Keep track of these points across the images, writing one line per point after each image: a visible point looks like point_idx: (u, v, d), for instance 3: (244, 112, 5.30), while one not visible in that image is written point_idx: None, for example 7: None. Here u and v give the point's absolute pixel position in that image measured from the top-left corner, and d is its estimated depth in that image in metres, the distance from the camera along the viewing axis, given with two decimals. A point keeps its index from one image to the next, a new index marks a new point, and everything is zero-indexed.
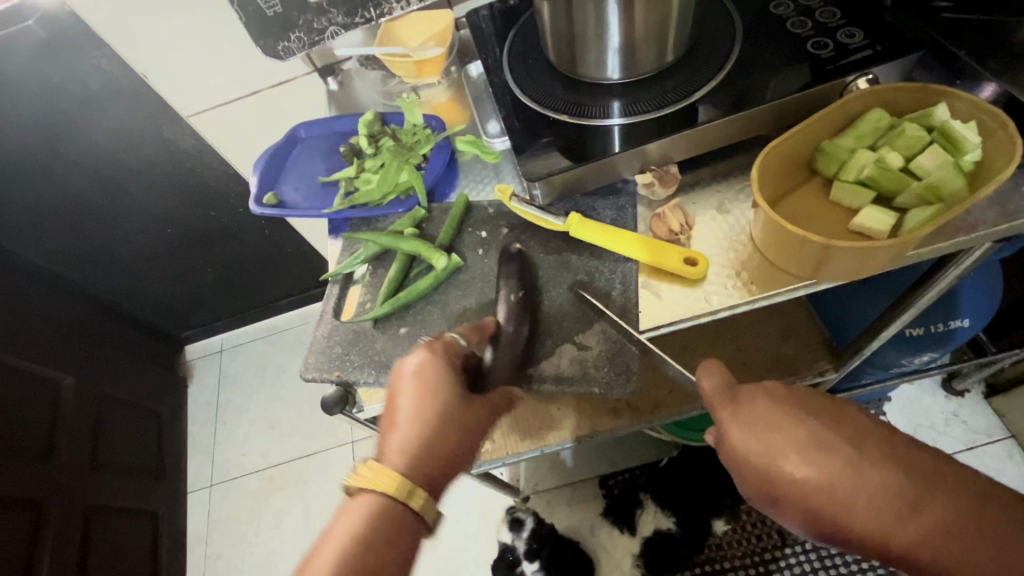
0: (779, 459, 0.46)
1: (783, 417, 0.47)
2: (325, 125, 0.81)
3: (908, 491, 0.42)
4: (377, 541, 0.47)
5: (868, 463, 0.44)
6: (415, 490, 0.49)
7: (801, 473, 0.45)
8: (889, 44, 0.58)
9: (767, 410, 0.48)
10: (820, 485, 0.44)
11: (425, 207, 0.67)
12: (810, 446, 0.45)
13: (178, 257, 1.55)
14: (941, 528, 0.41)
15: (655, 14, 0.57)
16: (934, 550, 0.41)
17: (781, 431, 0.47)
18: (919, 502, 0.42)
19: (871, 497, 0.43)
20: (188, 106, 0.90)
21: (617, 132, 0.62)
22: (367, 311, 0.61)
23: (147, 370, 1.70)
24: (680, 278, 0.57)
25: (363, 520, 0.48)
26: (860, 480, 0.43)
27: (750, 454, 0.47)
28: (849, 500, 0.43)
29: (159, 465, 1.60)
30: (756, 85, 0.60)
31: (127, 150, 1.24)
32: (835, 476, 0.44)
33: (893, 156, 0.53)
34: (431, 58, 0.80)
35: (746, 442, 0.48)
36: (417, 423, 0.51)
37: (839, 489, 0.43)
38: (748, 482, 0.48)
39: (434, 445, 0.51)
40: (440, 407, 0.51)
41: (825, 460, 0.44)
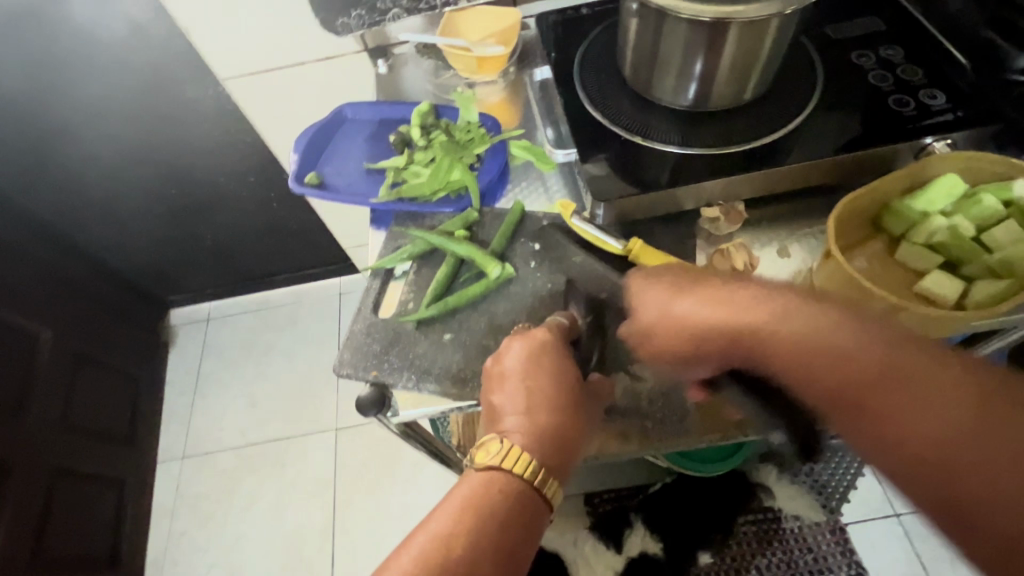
0: (673, 300, 0.51)
1: (682, 266, 0.53)
2: (373, 109, 0.77)
3: (774, 302, 0.47)
4: (499, 514, 0.44)
5: (744, 290, 0.49)
6: (541, 471, 0.47)
7: (693, 309, 0.50)
8: (970, 111, 0.58)
9: (673, 265, 0.53)
10: (711, 314, 0.49)
11: (477, 210, 0.66)
12: (700, 283, 0.51)
13: (178, 219, 1.49)
14: (811, 334, 0.45)
15: (747, 48, 0.55)
16: (808, 350, 0.45)
17: (672, 279, 0.52)
18: (792, 315, 0.46)
19: (750, 314, 0.48)
20: (226, 68, 0.85)
21: (687, 162, 0.60)
22: (410, 312, 0.59)
23: (130, 331, 1.63)
24: None
25: (489, 493, 0.45)
26: (745, 302, 0.48)
27: (652, 299, 0.52)
28: (736, 320, 0.48)
29: (130, 432, 1.53)
30: (831, 135, 0.60)
31: (143, 101, 1.18)
32: (715, 300, 0.49)
33: (966, 224, 0.53)
34: (491, 56, 0.77)
35: (649, 291, 0.53)
36: (536, 411, 0.50)
37: (727, 313, 0.48)
38: (651, 331, 0.53)
39: (552, 430, 0.50)
40: (558, 397, 0.51)
41: (709, 290, 0.50)
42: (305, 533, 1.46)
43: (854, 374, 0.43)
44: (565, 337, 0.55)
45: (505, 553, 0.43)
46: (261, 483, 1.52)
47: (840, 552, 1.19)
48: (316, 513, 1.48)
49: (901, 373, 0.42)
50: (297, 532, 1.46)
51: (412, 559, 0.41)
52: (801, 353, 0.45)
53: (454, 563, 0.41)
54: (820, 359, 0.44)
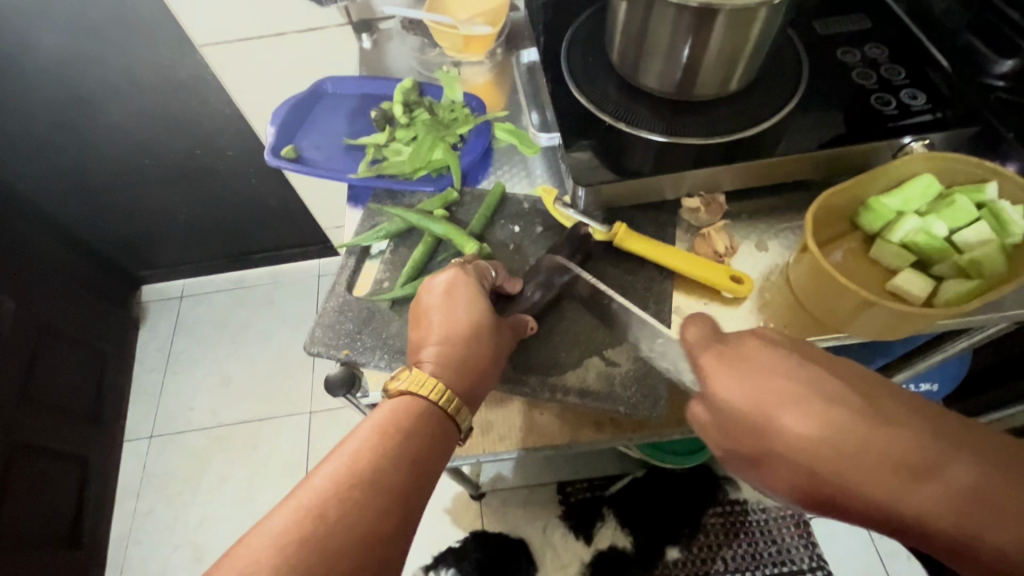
0: (756, 413, 0.41)
1: (785, 365, 0.42)
2: (355, 84, 0.75)
3: (915, 450, 0.36)
4: (411, 435, 0.44)
5: (870, 418, 0.38)
6: (450, 395, 0.47)
7: (802, 427, 0.39)
8: (948, 113, 0.59)
9: (768, 361, 0.43)
10: (821, 439, 0.38)
11: (458, 191, 0.65)
12: (794, 392, 0.40)
13: (152, 192, 1.45)
14: (961, 500, 0.35)
15: (735, 37, 0.55)
16: (923, 495, 0.35)
17: (777, 377, 0.42)
18: (904, 444, 0.37)
19: (878, 458, 0.37)
20: (204, 34, 0.82)
21: (670, 150, 0.60)
22: (385, 290, 0.58)
23: (99, 306, 1.58)
24: (722, 297, 0.57)
25: (400, 416, 0.45)
26: (873, 436, 0.37)
27: (743, 404, 0.42)
28: (855, 458, 0.37)
29: (96, 409, 1.49)
30: (813, 130, 0.60)
31: (117, 66, 1.14)
32: (814, 422, 0.39)
33: (938, 224, 0.54)
34: (478, 35, 0.76)
35: (738, 391, 0.43)
36: (449, 340, 0.50)
37: (840, 445, 0.38)
38: (731, 439, 0.43)
39: (465, 359, 0.49)
40: (473, 329, 0.50)
41: (827, 410, 0.39)
42: None
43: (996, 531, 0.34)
44: (488, 278, 0.54)
45: (418, 470, 0.43)
46: (232, 464, 1.50)
47: (802, 545, 1.21)
48: None
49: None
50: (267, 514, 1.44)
51: (325, 480, 0.41)
52: (918, 500, 0.35)
53: (368, 480, 0.41)
54: (941, 506, 0.35)
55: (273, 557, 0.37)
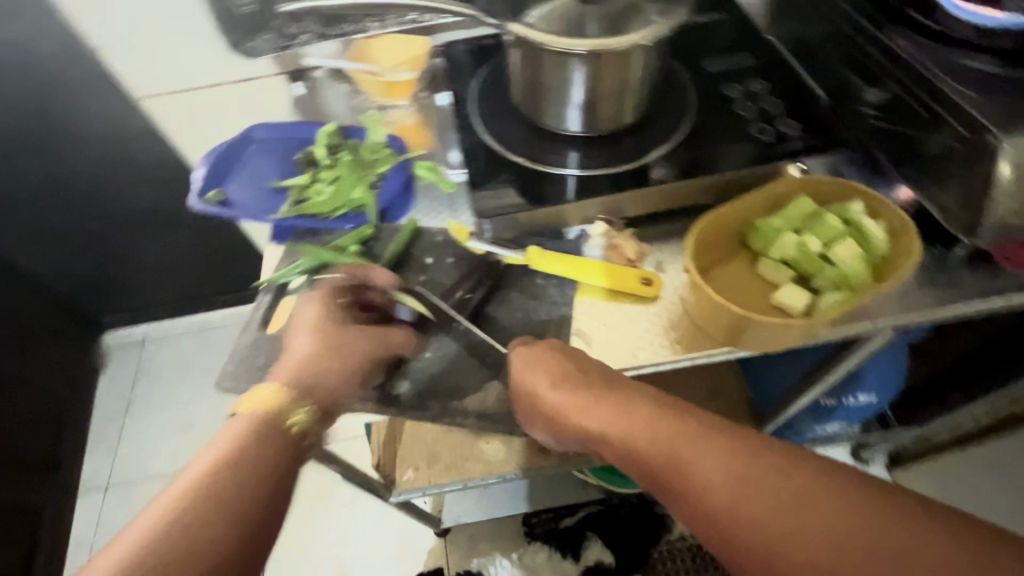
0: (532, 393, 0.55)
1: (553, 354, 0.55)
2: (285, 129, 0.79)
3: (595, 403, 0.51)
4: (261, 437, 0.47)
5: (585, 390, 0.52)
6: (292, 402, 0.50)
7: (547, 394, 0.54)
8: (821, 139, 0.63)
9: (547, 349, 0.55)
10: (554, 402, 0.54)
11: (374, 226, 0.67)
12: (547, 375, 0.54)
13: (110, 238, 1.46)
14: (627, 435, 0.48)
15: (617, 77, 0.60)
16: (622, 437, 0.49)
17: (546, 362, 0.54)
18: (598, 407, 0.51)
19: (586, 409, 0.52)
20: (140, 85, 0.85)
21: (570, 182, 0.64)
22: (296, 326, 0.60)
23: (59, 354, 1.56)
24: (636, 298, 0.61)
25: (248, 424, 0.48)
26: (581, 401, 0.52)
27: (518, 380, 0.56)
28: (571, 415, 0.53)
29: (50, 460, 1.46)
30: (703, 158, 0.64)
31: (72, 118, 1.18)
32: (561, 396, 0.53)
33: (813, 241, 0.57)
34: (402, 81, 0.81)
35: (521, 367, 0.55)
36: (306, 354, 0.54)
37: (563, 407, 0.53)
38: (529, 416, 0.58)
39: (322, 369, 0.54)
40: (311, 345, 0.54)
41: (560, 385, 0.53)
42: None
43: (665, 463, 0.45)
44: (338, 288, 0.60)
45: (271, 465, 0.46)
46: None
47: None
48: None
49: (705, 472, 0.43)
50: None
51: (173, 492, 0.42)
52: (618, 439, 0.49)
53: (220, 479, 0.43)
54: (632, 446, 0.48)
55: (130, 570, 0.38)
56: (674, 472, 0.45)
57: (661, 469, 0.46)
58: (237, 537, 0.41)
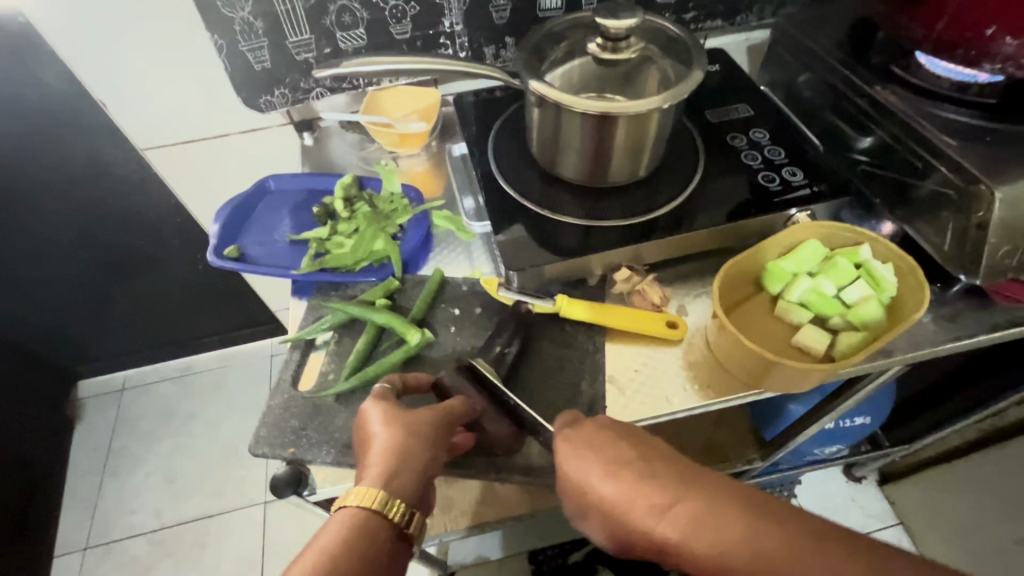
0: (585, 486, 0.51)
1: (605, 437, 0.52)
2: (299, 180, 0.79)
3: (659, 496, 0.48)
4: (374, 550, 0.47)
5: (644, 476, 0.50)
6: (397, 505, 0.49)
7: (606, 487, 0.50)
8: (824, 186, 0.67)
9: (595, 429, 0.53)
10: (611, 494, 0.50)
11: (399, 278, 0.68)
12: (599, 465, 0.51)
13: (91, 286, 1.41)
14: (708, 533, 0.45)
15: (635, 133, 0.62)
16: (691, 533, 0.46)
17: (600, 451, 0.51)
18: (665, 496, 0.48)
19: (649, 501, 0.49)
20: (145, 139, 0.85)
21: (591, 232, 0.66)
22: (329, 384, 0.59)
23: (32, 407, 1.48)
24: (663, 340, 0.63)
25: (356, 532, 0.47)
26: (643, 491, 0.49)
27: (567, 470, 0.52)
28: (632, 508, 0.49)
29: (23, 523, 1.36)
30: (715, 206, 0.67)
31: (57, 166, 1.14)
32: (619, 490, 0.50)
33: (828, 284, 0.61)
34: (414, 132, 0.81)
35: (569, 460, 0.52)
36: (395, 453, 0.50)
37: (623, 501, 0.49)
38: (577, 510, 0.53)
39: (414, 468, 0.51)
40: (403, 444, 0.51)
41: (621, 474, 0.50)
42: None
43: (748, 559, 0.44)
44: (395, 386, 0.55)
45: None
46: (178, 570, 1.39)
47: None
48: None
49: (797, 565, 0.42)
50: None
51: None
52: (694, 544, 0.46)
53: None
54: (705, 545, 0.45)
55: None
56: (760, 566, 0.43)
57: (758, 570, 0.43)
58: None
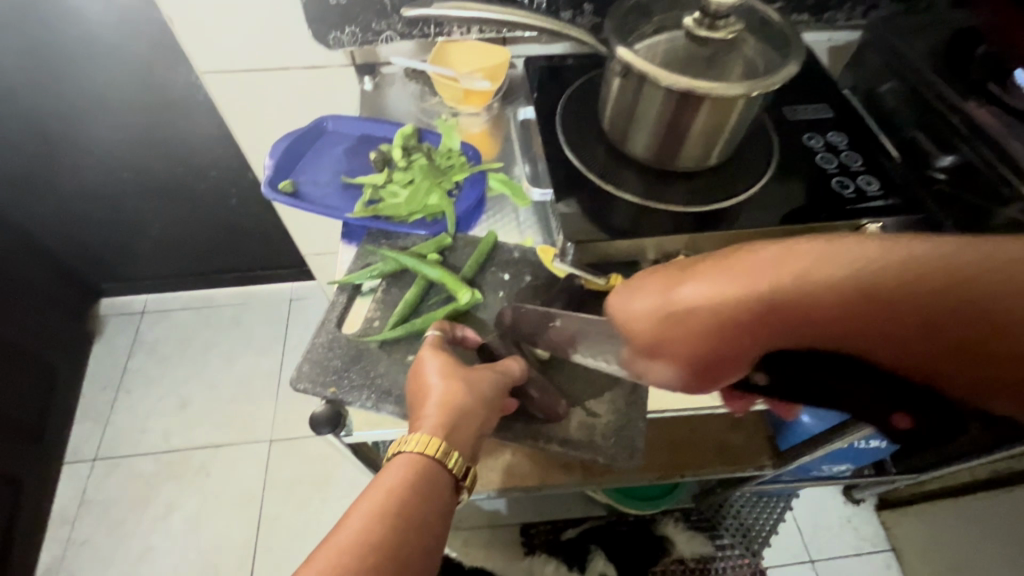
0: (667, 312, 0.42)
1: (659, 270, 0.44)
2: (357, 124, 0.78)
3: (756, 273, 0.39)
4: (434, 491, 0.46)
5: (723, 267, 0.40)
6: (452, 454, 0.48)
7: (697, 297, 0.40)
8: (899, 200, 0.65)
9: (650, 273, 0.44)
10: (706, 304, 0.40)
11: (451, 235, 0.68)
12: (664, 286, 0.42)
13: (126, 206, 1.40)
14: (831, 288, 0.37)
15: (716, 117, 0.60)
16: (816, 296, 0.37)
17: (666, 278, 0.43)
18: (759, 271, 0.39)
19: (745, 280, 0.39)
20: (207, 60, 0.82)
21: (652, 214, 0.65)
22: (374, 331, 0.60)
23: (57, 316, 1.49)
24: None
25: (417, 473, 0.46)
26: (734, 279, 0.39)
27: (645, 306, 0.43)
28: (739, 307, 0.39)
29: (39, 426, 1.39)
30: (782, 205, 0.66)
31: (109, 79, 1.13)
32: (712, 287, 0.40)
33: None
34: (478, 90, 0.79)
35: (639, 303, 0.43)
36: (454, 406, 0.50)
37: (724, 303, 0.39)
38: (649, 347, 0.44)
39: (471, 425, 0.51)
40: (461, 393, 0.51)
41: (704, 276, 0.41)
42: (224, 552, 1.35)
43: (897, 285, 0.36)
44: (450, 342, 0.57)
45: (441, 520, 0.46)
46: (183, 492, 1.42)
47: None
48: (240, 527, 1.38)
49: (942, 267, 0.36)
50: (216, 547, 1.35)
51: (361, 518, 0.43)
52: (819, 303, 0.38)
53: (400, 525, 0.43)
54: (839, 301, 0.37)
55: None
56: (907, 300, 0.36)
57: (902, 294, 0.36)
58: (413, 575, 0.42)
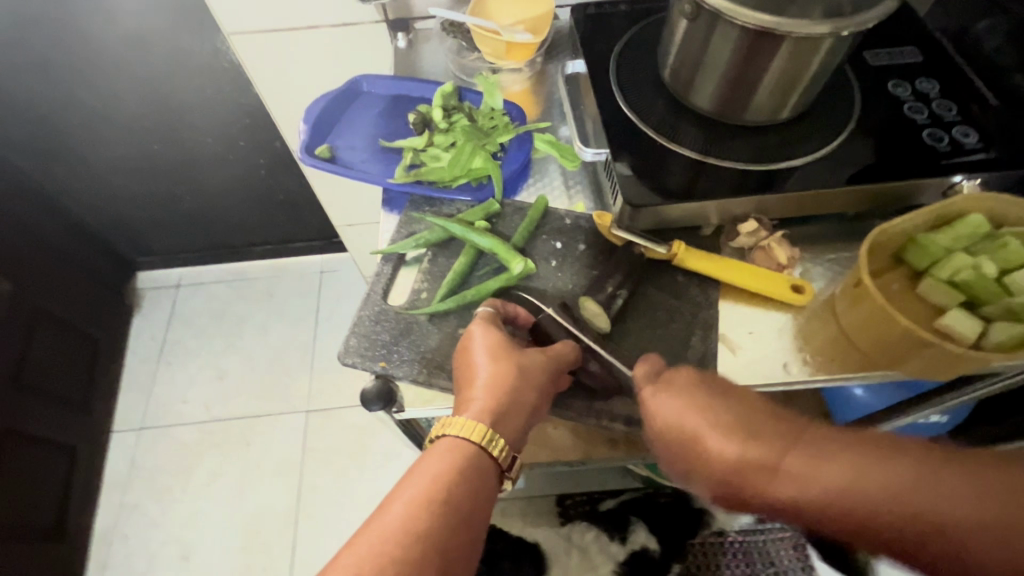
0: (682, 457, 0.48)
1: (704, 400, 0.48)
2: (393, 84, 0.73)
3: (778, 448, 0.44)
4: (478, 476, 0.45)
5: (753, 430, 0.45)
6: (497, 440, 0.47)
7: (722, 447, 0.45)
8: (1001, 153, 0.58)
9: (693, 396, 0.48)
10: (728, 457, 0.45)
11: (498, 202, 0.63)
12: (706, 419, 0.47)
13: (157, 178, 1.39)
14: (834, 489, 0.42)
15: (799, 60, 0.53)
16: (824, 491, 0.42)
17: (706, 408, 0.47)
18: (780, 447, 0.44)
19: (764, 450, 0.44)
20: (233, 21, 0.78)
21: (720, 174, 0.59)
22: (422, 303, 0.56)
23: (97, 291, 1.52)
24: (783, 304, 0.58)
25: (460, 460, 0.45)
26: (756, 446, 0.44)
27: (679, 430, 0.48)
28: (752, 468, 0.44)
29: (86, 397, 1.43)
30: (866, 161, 0.59)
31: (133, 45, 1.09)
32: (736, 446, 0.45)
33: (990, 265, 0.53)
34: (519, 43, 0.73)
35: (675, 420, 0.48)
36: (502, 391, 0.48)
37: (742, 461, 0.44)
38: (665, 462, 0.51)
39: (518, 410, 0.48)
40: (509, 375, 0.48)
41: (735, 429, 0.46)
42: (268, 518, 1.39)
43: (887, 509, 0.40)
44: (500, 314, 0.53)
45: (486, 504, 0.45)
46: (226, 461, 1.45)
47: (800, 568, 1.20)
48: (282, 494, 1.41)
49: (928, 502, 0.40)
50: (259, 513, 1.39)
51: (405, 503, 0.42)
52: (821, 496, 0.42)
53: (447, 510, 0.42)
54: (836, 502, 0.42)
55: (373, 571, 0.38)
56: (891, 518, 0.40)
57: (894, 516, 0.40)
58: (460, 559, 0.41)
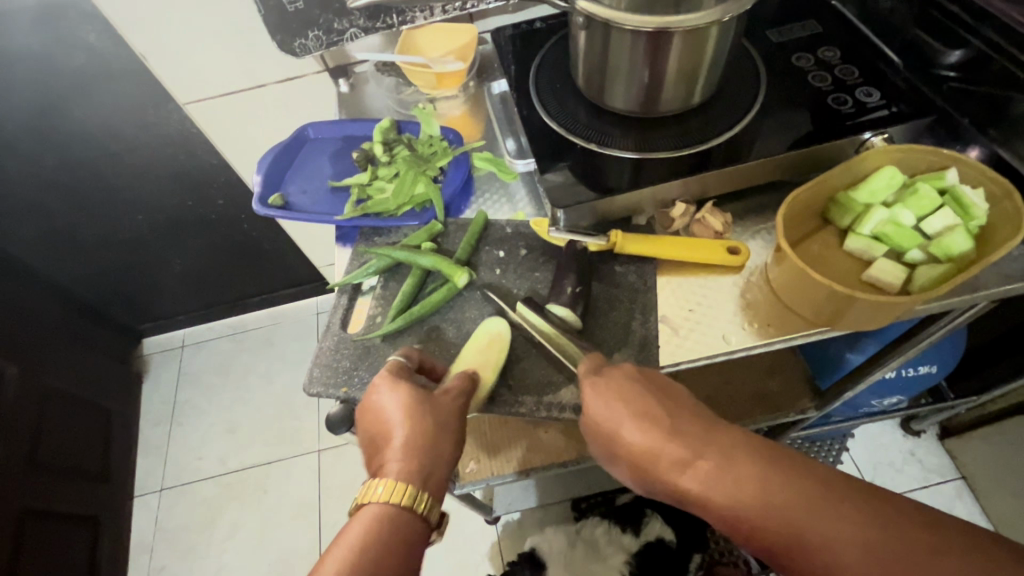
0: (665, 435, 0.49)
1: (631, 390, 0.51)
2: (336, 127, 0.78)
3: (686, 442, 0.48)
4: (400, 538, 0.46)
5: (673, 428, 0.49)
6: (421, 495, 0.48)
7: (637, 437, 0.50)
8: (904, 107, 0.61)
9: (617, 383, 0.51)
10: (643, 448, 0.49)
11: (442, 222, 0.67)
12: (630, 414, 0.50)
13: (147, 245, 1.45)
14: (726, 488, 0.45)
15: (692, 52, 0.57)
16: (712, 492, 0.46)
17: (633, 401, 0.50)
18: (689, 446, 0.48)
19: (672, 445, 0.48)
20: (186, 93, 0.84)
21: (641, 165, 0.62)
22: (377, 326, 0.60)
23: (102, 362, 1.57)
24: (723, 268, 0.61)
25: (382, 526, 0.46)
26: (666, 444, 0.48)
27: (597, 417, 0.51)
28: (657, 457, 0.49)
29: (104, 466, 1.47)
30: (778, 134, 0.62)
31: (104, 126, 1.16)
32: (648, 439, 0.49)
33: (905, 213, 0.56)
34: (451, 71, 0.78)
35: (595, 407, 0.51)
36: (419, 447, 0.50)
37: (652, 451, 0.49)
38: (621, 464, 0.52)
39: (436, 462, 0.50)
40: (422, 429, 0.50)
41: (653, 426, 0.49)
42: (293, 559, 1.41)
43: (763, 522, 0.44)
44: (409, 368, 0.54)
45: (410, 568, 0.45)
46: (245, 510, 1.48)
47: None
48: (304, 535, 1.44)
49: (792, 517, 0.43)
50: (285, 558, 1.41)
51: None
52: (712, 494, 0.46)
53: None
54: (723, 499, 0.45)
55: None
56: (761, 525, 0.44)
57: (770, 530, 0.43)
58: None
